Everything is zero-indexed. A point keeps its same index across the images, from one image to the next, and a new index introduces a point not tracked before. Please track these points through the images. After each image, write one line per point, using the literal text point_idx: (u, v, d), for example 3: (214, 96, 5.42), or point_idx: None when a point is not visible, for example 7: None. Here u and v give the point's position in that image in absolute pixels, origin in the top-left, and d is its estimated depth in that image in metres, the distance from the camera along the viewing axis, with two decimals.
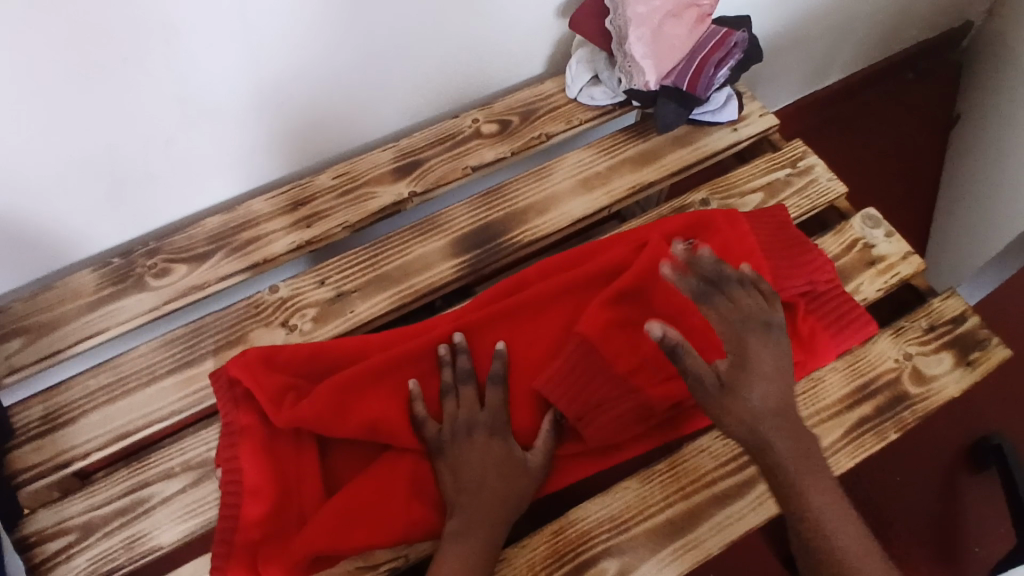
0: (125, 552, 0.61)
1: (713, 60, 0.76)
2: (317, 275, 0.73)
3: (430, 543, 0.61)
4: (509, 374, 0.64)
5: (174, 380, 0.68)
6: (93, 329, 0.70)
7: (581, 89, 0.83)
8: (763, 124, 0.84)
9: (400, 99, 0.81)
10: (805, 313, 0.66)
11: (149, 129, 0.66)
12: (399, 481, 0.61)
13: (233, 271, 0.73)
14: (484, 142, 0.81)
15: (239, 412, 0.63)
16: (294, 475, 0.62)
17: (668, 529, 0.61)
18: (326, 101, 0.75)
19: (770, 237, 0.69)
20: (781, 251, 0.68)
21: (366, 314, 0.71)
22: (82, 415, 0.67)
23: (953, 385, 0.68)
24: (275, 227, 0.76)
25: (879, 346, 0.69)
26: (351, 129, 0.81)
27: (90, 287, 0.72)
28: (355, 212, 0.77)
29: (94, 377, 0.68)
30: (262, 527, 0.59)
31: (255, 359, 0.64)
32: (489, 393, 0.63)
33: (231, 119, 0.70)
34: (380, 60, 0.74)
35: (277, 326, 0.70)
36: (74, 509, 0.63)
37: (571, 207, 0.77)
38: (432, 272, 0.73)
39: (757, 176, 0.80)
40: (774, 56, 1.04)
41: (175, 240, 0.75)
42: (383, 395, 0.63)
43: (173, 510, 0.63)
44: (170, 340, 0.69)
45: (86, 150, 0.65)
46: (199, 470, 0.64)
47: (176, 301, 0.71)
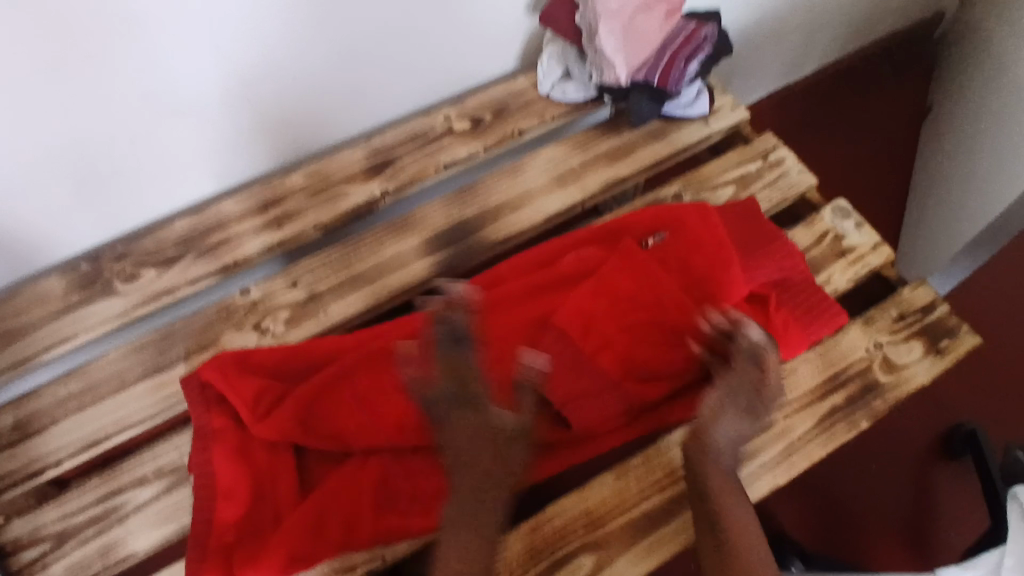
0: (99, 561, 0.61)
1: (684, 55, 0.76)
2: (289, 277, 0.72)
3: (408, 543, 0.60)
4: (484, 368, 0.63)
5: (145, 385, 0.67)
6: (62, 335, 0.69)
7: (553, 85, 0.82)
8: (735, 118, 0.85)
9: (372, 97, 0.80)
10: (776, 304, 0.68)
11: (115, 127, 0.65)
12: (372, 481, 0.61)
13: (203, 274, 0.72)
14: (457, 139, 0.81)
15: (213, 415, 0.62)
16: (268, 477, 0.61)
17: (643, 523, 0.61)
18: (298, 99, 0.74)
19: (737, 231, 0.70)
20: (748, 243, 0.70)
21: (339, 315, 0.70)
22: (52, 423, 0.66)
23: (922, 373, 0.68)
24: (246, 228, 0.75)
25: (849, 336, 0.70)
26: (324, 127, 0.80)
27: (60, 292, 0.71)
28: (327, 211, 0.76)
29: (65, 384, 0.67)
30: (236, 529, 0.59)
31: (230, 362, 0.64)
32: None
33: (198, 117, 0.69)
34: (352, 56, 0.73)
35: (249, 329, 0.69)
36: (46, 518, 0.62)
37: (545, 204, 0.77)
38: (406, 271, 0.73)
39: (728, 170, 0.81)
40: (748, 49, 1.05)
41: (145, 243, 0.74)
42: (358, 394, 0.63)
43: (146, 517, 0.62)
44: (141, 345, 0.69)
45: (51, 149, 0.64)
46: (173, 476, 0.63)
47: (146, 305, 0.71)
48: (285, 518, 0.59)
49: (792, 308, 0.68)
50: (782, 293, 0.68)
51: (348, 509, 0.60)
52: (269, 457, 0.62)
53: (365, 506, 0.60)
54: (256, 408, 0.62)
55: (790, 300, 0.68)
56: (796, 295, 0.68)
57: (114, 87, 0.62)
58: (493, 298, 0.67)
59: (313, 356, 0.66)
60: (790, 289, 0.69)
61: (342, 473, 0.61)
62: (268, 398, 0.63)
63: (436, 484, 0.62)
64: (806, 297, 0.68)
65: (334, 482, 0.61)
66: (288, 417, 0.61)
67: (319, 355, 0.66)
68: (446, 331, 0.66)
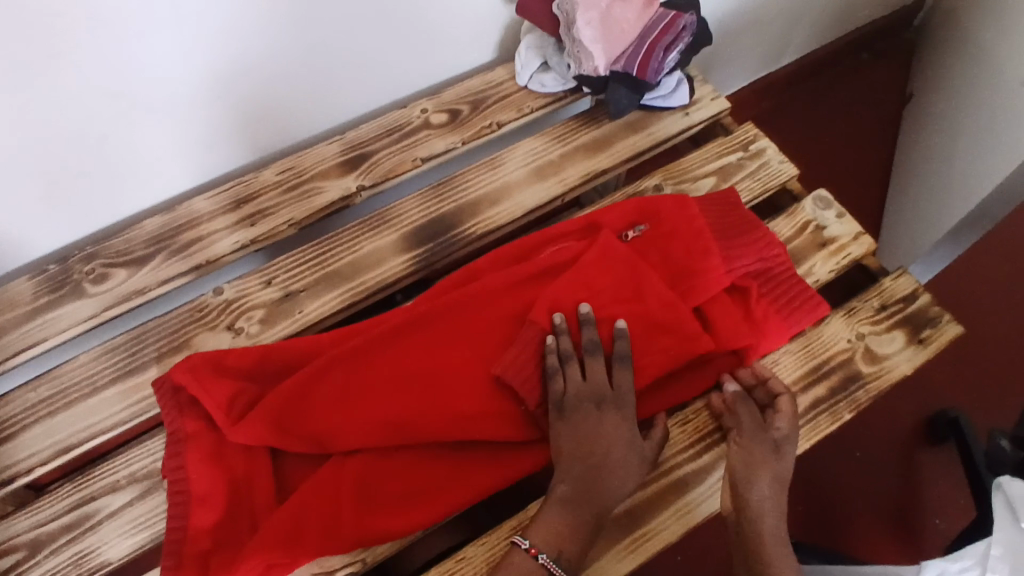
0: (72, 570, 0.59)
1: (663, 44, 0.75)
2: (263, 276, 0.70)
3: (390, 545, 0.60)
4: (464, 364, 0.62)
5: (117, 389, 0.65)
6: (30, 340, 0.67)
7: (531, 77, 0.81)
8: (715, 108, 0.84)
9: (346, 91, 0.78)
10: (757, 295, 0.66)
11: (81, 128, 0.63)
12: (351, 481, 0.59)
13: (175, 274, 0.70)
14: (434, 132, 0.80)
15: (186, 418, 0.61)
16: (245, 481, 0.60)
17: (627, 519, 0.60)
18: (270, 95, 0.73)
19: (719, 221, 0.69)
20: (731, 233, 0.68)
21: (315, 314, 0.69)
22: (22, 430, 0.64)
23: (905, 363, 0.68)
24: (218, 226, 0.73)
25: (831, 327, 0.70)
26: (299, 122, 0.78)
27: (27, 296, 0.69)
28: (302, 208, 0.74)
29: (34, 389, 0.65)
30: (212, 536, 0.58)
31: (202, 364, 0.62)
32: (445, 388, 0.61)
33: (168, 116, 0.67)
34: (325, 50, 0.72)
35: (223, 330, 0.68)
36: (17, 528, 0.61)
37: (524, 197, 0.76)
38: (384, 268, 0.72)
39: (709, 161, 0.80)
40: (728, 38, 1.04)
41: (114, 244, 0.72)
42: (333, 394, 0.61)
43: (120, 524, 0.60)
44: (112, 348, 0.67)
45: (14, 154, 0.61)
46: (147, 482, 0.62)
47: (116, 307, 0.69)
48: (263, 523, 0.58)
49: (774, 298, 0.67)
50: (764, 283, 0.67)
51: (328, 512, 0.58)
52: (244, 460, 0.60)
53: (346, 508, 0.58)
54: (231, 410, 0.61)
55: (771, 290, 0.67)
56: (778, 285, 0.68)
57: (79, 89, 0.60)
58: (471, 294, 0.65)
59: (289, 355, 0.64)
60: (770, 280, 0.68)
61: (321, 475, 0.60)
62: (243, 400, 0.62)
63: (418, 484, 0.60)
64: (787, 287, 0.68)
65: (314, 484, 0.59)
66: (264, 418, 0.60)
67: (295, 354, 0.64)
68: (425, 327, 0.64)
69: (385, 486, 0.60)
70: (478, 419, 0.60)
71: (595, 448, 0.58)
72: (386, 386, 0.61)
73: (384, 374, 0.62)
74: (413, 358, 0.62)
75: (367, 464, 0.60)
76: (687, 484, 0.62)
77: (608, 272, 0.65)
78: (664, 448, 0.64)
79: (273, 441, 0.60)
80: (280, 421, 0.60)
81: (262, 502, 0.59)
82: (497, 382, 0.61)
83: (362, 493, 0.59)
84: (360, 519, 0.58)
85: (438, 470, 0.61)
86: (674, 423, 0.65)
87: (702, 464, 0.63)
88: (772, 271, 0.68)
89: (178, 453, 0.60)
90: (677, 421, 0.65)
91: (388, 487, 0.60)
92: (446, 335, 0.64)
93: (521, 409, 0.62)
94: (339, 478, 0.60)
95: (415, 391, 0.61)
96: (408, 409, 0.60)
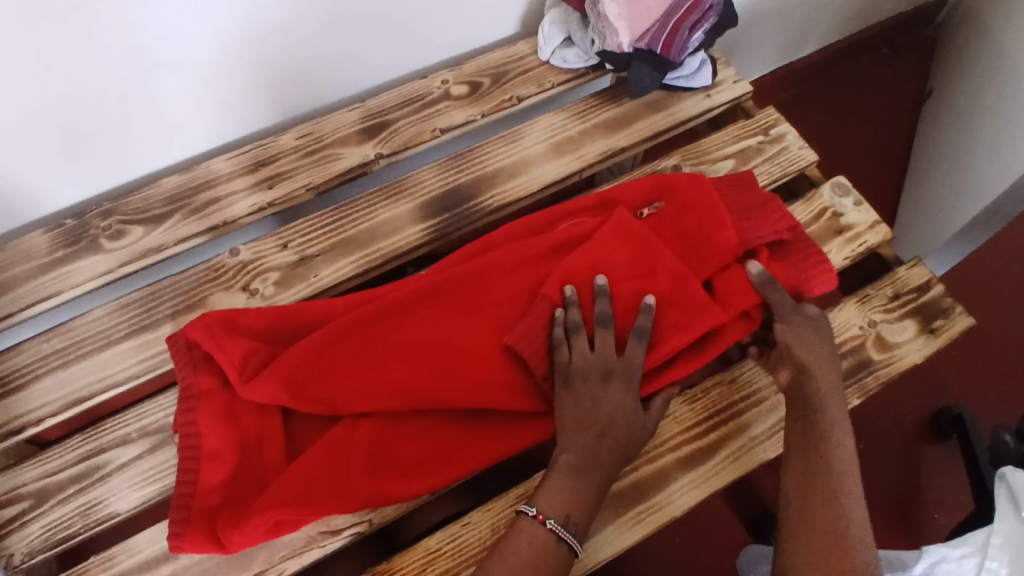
0: (81, 520, 0.59)
1: (688, 23, 0.74)
2: (279, 239, 0.71)
3: (395, 508, 0.60)
4: (473, 333, 0.62)
5: (131, 344, 0.65)
6: (46, 292, 0.67)
7: (554, 52, 0.81)
8: (736, 91, 0.83)
9: (368, 58, 0.78)
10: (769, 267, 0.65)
11: (102, 83, 0.63)
12: (359, 444, 0.60)
13: (192, 233, 0.71)
14: (454, 104, 0.79)
15: (199, 374, 0.61)
16: (255, 439, 0.60)
17: (632, 492, 0.61)
18: (291, 59, 0.72)
19: (735, 195, 0.68)
20: (747, 208, 0.67)
21: (329, 279, 0.69)
22: (34, 379, 0.64)
23: (915, 352, 0.68)
24: (236, 188, 0.73)
25: (844, 314, 0.70)
26: (320, 88, 0.78)
27: (43, 249, 0.69)
28: (319, 173, 0.75)
29: (48, 341, 0.65)
30: (221, 492, 0.58)
31: (216, 323, 0.62)
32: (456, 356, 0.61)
33: (189, 77, 0.67)
34: (349, 17, 0.71)
35: (238, 291, 0.68)
36: (27, 476, 0.61)
37: (542, 172, 0.76)
38: (400, 236, 0.72)
39: (729, 143, 0.80)
40: (752, 23, 1.03)
41: (131, 201, 0.72)
42: (345, 358, 0.62)
43: (131, 476, 0.61)
44: (127, 304, 0.67)
45: (35, 106, 0.62)
46: (158, 436, 0.62)
47: (133, 264, 0.69)
48: (272, 480, 0.58)
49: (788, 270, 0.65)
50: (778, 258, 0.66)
51: (336, 472, 0.59)
52: (253, 420, 0.61)
53: (354, 469, 0.59)
54: (244, 372, 0.61)
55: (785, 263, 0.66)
56: (794, 260, 0.66)
57: (101, 39, 0.59)
58: (484, 265, 0.65)
59: (302, 320, 0.65)
60: (786, 250, 0.67)
61: (330, 436, 0.60)
62: (259, 362, 0.62)
63: (426, 449, 0.61)
64: (802, 258, 0.66)
65: (322, 446, 0.60)
66: (275, 381, 0.60)
67: (308, 317, 0.65)
68: (436, 297, 0.64)
69: (390, 450, 0.61)
70: (486, 387, 0.60)
71: (599, 419, 0.58)
72: (396, 353, 0.62)
73: (394, 341, 0.62)
74: (425, 325, 0.63)
75: (374, 428, 0.61)
76: (693, 462, 0.63)
77: (621, 248, 0.64)
78: (671, 425, 0.64)
79: (284, 401, 0.61)
80: (293, 384, 0.61)
81: (268, 460, 0.60)
82: (507, 353, 0.61)
83: (369, 454, 0.60)
84: (369, 479, 0.59)
85: (446, 437, 0.62)
86: (683, 401, 0.65)
87: (708, 443, 0.64)
88: (786, 241, 0.67)
89: (189, 409, 0.61)
90: (684, 399, 0.66)
91: (396, 451, 0.61)
92: (458, 306, 0.64)
93: (530, 381, 0.62)
94: (348, 439, 0.60)
95: (425, 359, 0.61)
96: (417, 376, 0.60)
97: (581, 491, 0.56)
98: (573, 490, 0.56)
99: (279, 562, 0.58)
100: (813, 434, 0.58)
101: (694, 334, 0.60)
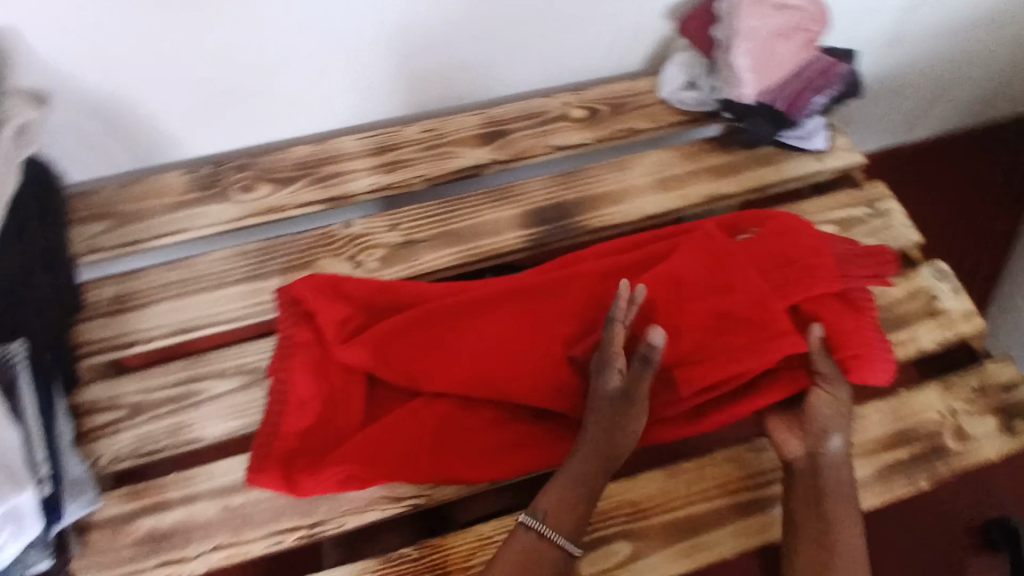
0: (168, 439, 0.63)
1: (814, 87, 0.77)
2: (389, 220, 0.75)
3: (454, 489, 0.63)
4: (543, 335, 0.64)
5: (242, 289, 0.70)
6: (174, 228, 0.73)
7: (674, 90, 0.83)
8: (848, 160, 0.85)
9: (499, 68, 0.83)
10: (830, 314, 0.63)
11: (264, 45, 0.69)
12: (429, 422, 0.63)
13: (313, 200, 0.76)
14: (571, 125, 0.83)
15: (299, 328, 0.66)
16: (339, 396, 0.64)
17: (686, 525, 0.62)
18: (430, 57, 0.78)
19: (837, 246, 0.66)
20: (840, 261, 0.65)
21: (429, 264, 0.73)
22: (150, 303, 0.69)
23: (992, 449, 0.67)
24: (358, 166, 0.78)
25: (924, 397, 0.70)
26: (448, 89, 0.83)
27: (178, 189, 0.75)
28: (436, 167, 0.79)
29: (168, 272, 0.71)
30: (300, 439, 0.62)
31: (324, 285, 0.67)
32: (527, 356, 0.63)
33: (339, 55, 0.73)
34: (491, 26, 0.77)
35: (344, 260, 0.73)
36: (127, 389, 0.65)
37: (645, 203, 0.78)
38: (500, 238, 0.75)
39: (832, 210, 0.81)
40: (868, 101, 1.04)
41: (264, 160, 0.77)
42: (428, 340, 0.65)
43: (221, 407, 0.64)
44: (244, 252, 0.72)
45: (202, 54, 0.68)
46: (251, 376, 0.66)
47: (254, 217, 0.74)
48: (348, 438, 0.62)
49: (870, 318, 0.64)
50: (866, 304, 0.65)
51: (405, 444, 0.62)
52: (340, 381, 0.64)
53: (418, 442, 0.62)
54: (338, 337, 0.65)
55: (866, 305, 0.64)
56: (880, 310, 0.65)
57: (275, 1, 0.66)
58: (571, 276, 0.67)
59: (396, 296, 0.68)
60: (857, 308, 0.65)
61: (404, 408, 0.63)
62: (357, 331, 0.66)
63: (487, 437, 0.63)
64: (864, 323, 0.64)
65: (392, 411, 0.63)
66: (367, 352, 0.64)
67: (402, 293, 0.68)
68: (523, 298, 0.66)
69: (455, 434, 0.63)
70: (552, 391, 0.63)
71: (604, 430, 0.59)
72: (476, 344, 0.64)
73: (475, 333, 0.65)
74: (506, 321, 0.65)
75: (445, 411, 0.64)
76: (751, 509, 0.63)
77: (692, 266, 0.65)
78: (735, 468, 0.65)
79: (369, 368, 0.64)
80: (380, 357, 0.64)
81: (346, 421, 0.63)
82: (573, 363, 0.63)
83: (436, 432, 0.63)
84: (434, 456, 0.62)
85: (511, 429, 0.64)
86: (749, 448, 0.66)
87: (770, 494, 0.64)
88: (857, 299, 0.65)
89: (286, 356, 0.65)
90: (753, 446, 0.66)
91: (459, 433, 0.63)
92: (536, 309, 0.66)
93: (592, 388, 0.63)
94: (420, 415, 0.63)
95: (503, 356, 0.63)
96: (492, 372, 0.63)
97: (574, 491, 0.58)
98: (576, 492, 0.58)
99: (339, 516, 0.61)
100: (819, 509, 0.60)
101: (758, 363, 0.60)
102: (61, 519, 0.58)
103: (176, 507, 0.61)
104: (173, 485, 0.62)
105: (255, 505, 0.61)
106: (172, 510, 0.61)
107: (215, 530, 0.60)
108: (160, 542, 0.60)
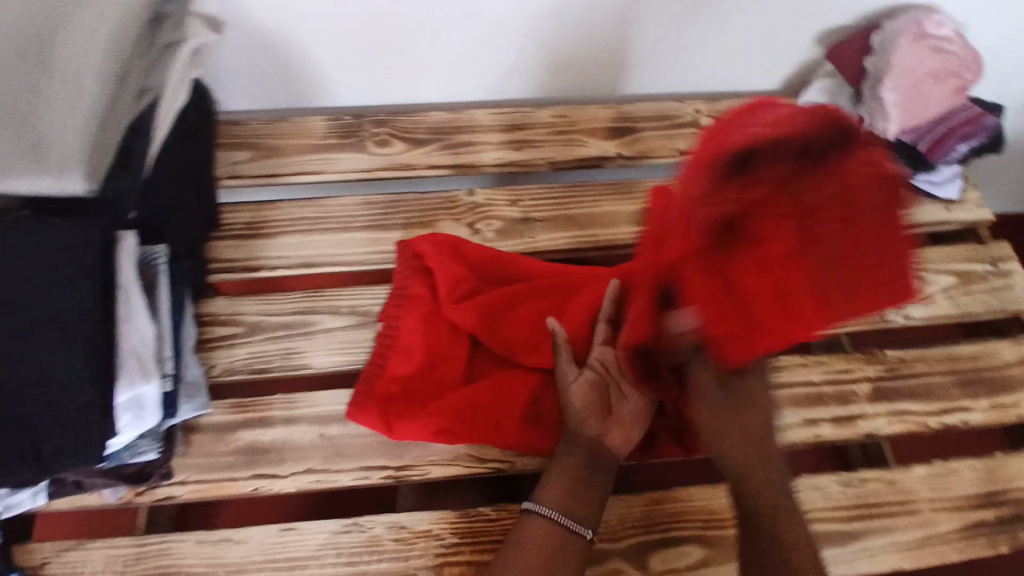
0: (280, 360, 0.67)
1: (960, 134, 0.74)
2: (511, 196, 0.77)
3: (537, 462, 0.64)
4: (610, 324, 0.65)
5: (365, 235, 0.74)
6: (311, 168, 0.77)
7: None
8: (977, 216, 0.82)
9: (638, 66, 0.84)
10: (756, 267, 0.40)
11: (430, 11, 0.72)
12: (521, 390, 0.64)
13: (442, 164, 0.79)
14: (701, 132, 0.83)
15: (414, 281, 0.68)
16: (442, 352, 0.66)
17: None
18: (577, 45, 0.80)
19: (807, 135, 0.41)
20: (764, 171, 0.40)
21: (543, 245, 0.75)
22: (280, 234, 0.73)
23: None
24: (489, 140, 0.80)
25: (1020, 464, 0.69)
26: (585, 80, 0.85)
27: (319, 132, 0.78)
28: (562, 152, 0.81)
29: (300, 208, 0.74)
30: (401, 385, 0.65)
31: (444, 245, 0.70)
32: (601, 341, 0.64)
33: (494, 30, 0.76)
34: (643, 24, 0.78)
35: (464, 225, 0.75)
36: (249, 308, 0.69)
37: None
38: (615, 231, 0.76)
39: (953, 261, 0.79)
40: (1002, 159, 1.01)
41: (403, 120, 0.80)
42: (529, 312, 0.67)
43: (332, 340, 0.68)
44: (373, 202, 0.75)
45: (372, 11, 0.72)
46: (364, 317, 0.69)
47: (386, 171, 0.78)
48: (445, 393, 0.64)
49: (841, 268, 0.40)
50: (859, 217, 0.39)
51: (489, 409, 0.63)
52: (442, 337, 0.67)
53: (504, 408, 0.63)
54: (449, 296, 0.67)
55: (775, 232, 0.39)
56: (862, 248, 0.40)
57: None
58: None
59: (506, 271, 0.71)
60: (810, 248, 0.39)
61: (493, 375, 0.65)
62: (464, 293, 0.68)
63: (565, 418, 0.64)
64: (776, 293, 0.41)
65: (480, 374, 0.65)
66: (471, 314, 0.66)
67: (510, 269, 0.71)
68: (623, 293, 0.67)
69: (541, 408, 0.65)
70: None
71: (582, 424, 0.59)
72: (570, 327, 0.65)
73: (572, 318, 0.65)
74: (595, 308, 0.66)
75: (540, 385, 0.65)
76: (829, 540, 0.64)
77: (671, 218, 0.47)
78: (819, 498, 0.66)
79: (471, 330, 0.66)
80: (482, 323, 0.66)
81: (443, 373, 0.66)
82: None
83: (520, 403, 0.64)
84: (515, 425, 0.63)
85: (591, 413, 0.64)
86: (835, 480, 0.67)
87: (851, 529, 0.65)
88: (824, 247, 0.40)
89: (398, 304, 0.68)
90: (840, 480, 0.67)
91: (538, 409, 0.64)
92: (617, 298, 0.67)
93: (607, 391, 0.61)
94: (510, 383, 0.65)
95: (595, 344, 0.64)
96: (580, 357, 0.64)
97: (578, 483, 0.58)
98: (570, 481, 0.58)
99: (426, 463, 0.63)
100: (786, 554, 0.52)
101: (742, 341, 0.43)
102: (176, 417, 0.60)
103: (278, 425, 0.64)
104: (277, 405, 0.65)
105: (350, 438, 0.64)
106: (273, 428, 0.64)
107: (309, 454, 0.63)
108: (258, 455, 0.63)
